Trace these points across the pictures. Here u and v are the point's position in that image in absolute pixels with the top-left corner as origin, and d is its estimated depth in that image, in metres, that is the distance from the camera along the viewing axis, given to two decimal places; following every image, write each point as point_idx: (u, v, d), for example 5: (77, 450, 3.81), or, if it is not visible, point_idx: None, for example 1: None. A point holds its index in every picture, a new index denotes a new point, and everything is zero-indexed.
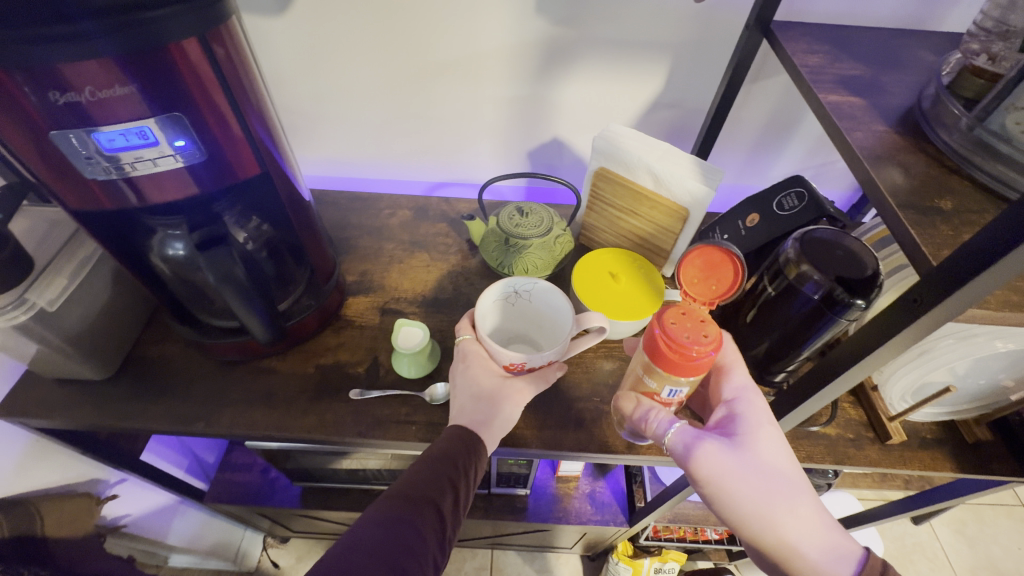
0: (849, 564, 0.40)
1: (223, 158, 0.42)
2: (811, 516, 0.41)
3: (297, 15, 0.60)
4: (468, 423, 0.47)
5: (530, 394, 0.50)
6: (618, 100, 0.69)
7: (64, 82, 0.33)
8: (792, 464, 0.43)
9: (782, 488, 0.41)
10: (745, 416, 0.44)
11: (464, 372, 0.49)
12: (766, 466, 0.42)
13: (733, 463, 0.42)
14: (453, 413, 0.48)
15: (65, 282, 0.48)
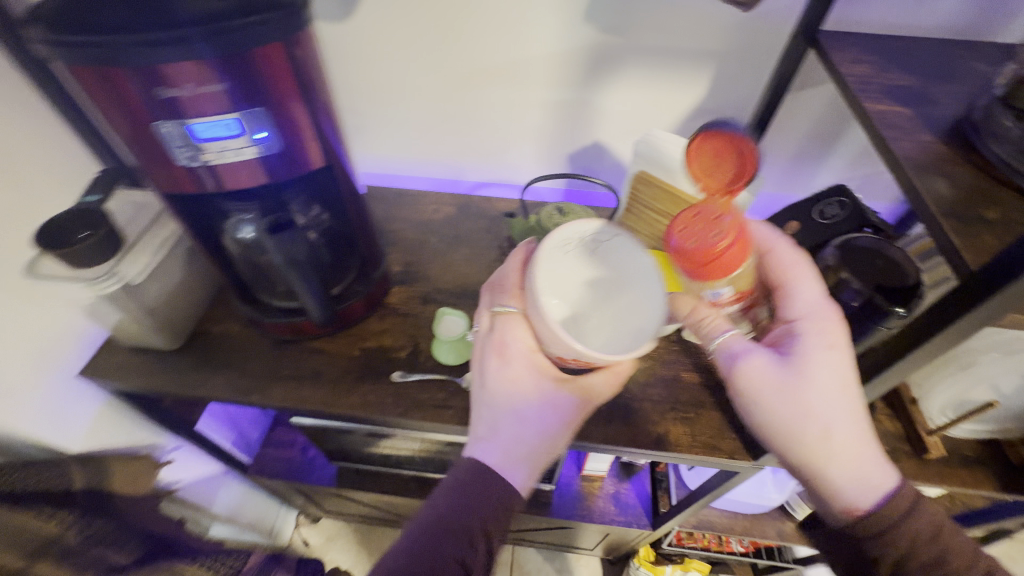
0: (870, 497, 0.42)
1: (295, 150, 0.46)
2: (854, 449, 0.42)
3: (359, 22, 0.65)
4: (503, 447, 0.46)
5: (596, 387, 0.47)
6: (660, 106, 0.70)
7: (169, 79, 0.37)
8: (849, 396, 0.42)
9: (826, 417, 0.42)
10: (803, 341, 0.44)
11: (503, 370, 0.47)
12: (814, 394, 0.42)
13: (778, 385, 0.43)
14: (488, 431, 0.47)
15: (149, 257, 0.54)
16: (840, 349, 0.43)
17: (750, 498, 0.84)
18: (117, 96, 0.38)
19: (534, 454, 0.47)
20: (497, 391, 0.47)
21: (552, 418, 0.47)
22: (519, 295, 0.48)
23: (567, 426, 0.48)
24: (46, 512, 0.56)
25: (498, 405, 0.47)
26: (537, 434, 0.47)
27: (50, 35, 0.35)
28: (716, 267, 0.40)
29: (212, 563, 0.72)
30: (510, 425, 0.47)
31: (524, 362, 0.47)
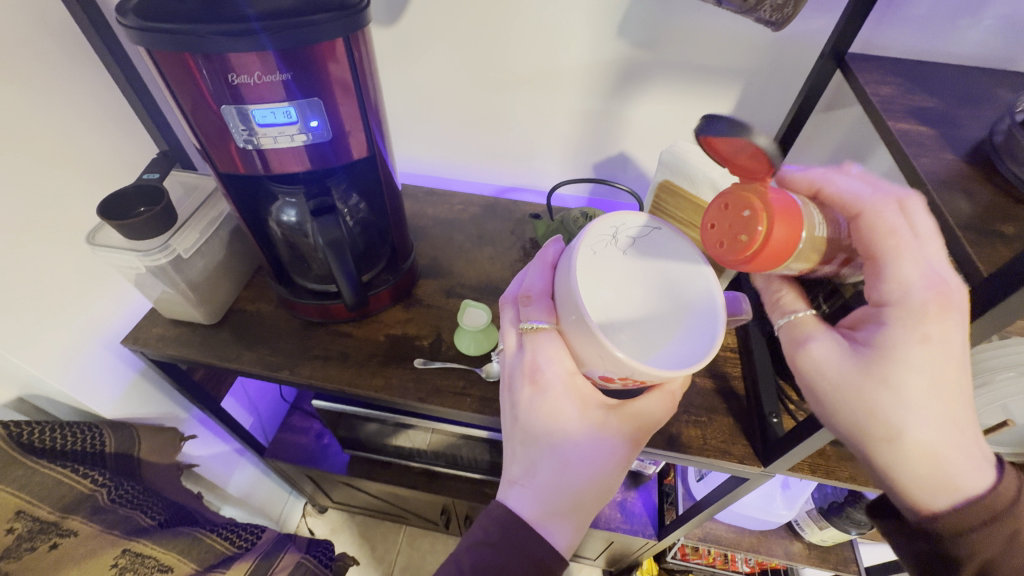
0: (962, 502, 0.35)
1: (343, 140, 0.49)
2: (942, 453, 0.35)
3: (404, 27, 0.69)
4: (546, 482, 0.43)
5: (648, 410, 0.42)
6: (687, 120, 0.72)
7: (238, 67, 0.41)
8: (942, 393, 0.34)
9: (910, 420, 0.35)
10: (889, 329, 0.35)
11: (540, 399, 0.42)
12: (898, 393, 0.35)
13: (849, 382, 0.36)
14: (527, 467, 0.44)
15: (197, 235, 0.58)
16: (942, 338, 0.33)
17: (758, 513, 0.84)
18: (189, 80, 0.42)
19: (578, 499, 0.43)
20: (535, 427, 0.43)
21: (598, 453, 0.43)
22: (548, 308, 0.40)
23: (615, 461, 0.44)
24: (79, 471, 0.59)
25: (536, 446, 0.43)
26: (581, 477, 0.43)
27: (137, 22, 0.39)
28: (779, 247, 0.33)
29: (227, 534, 0.70)
30: (551, 468, 0.43)
31: (563, 390, 0.41)
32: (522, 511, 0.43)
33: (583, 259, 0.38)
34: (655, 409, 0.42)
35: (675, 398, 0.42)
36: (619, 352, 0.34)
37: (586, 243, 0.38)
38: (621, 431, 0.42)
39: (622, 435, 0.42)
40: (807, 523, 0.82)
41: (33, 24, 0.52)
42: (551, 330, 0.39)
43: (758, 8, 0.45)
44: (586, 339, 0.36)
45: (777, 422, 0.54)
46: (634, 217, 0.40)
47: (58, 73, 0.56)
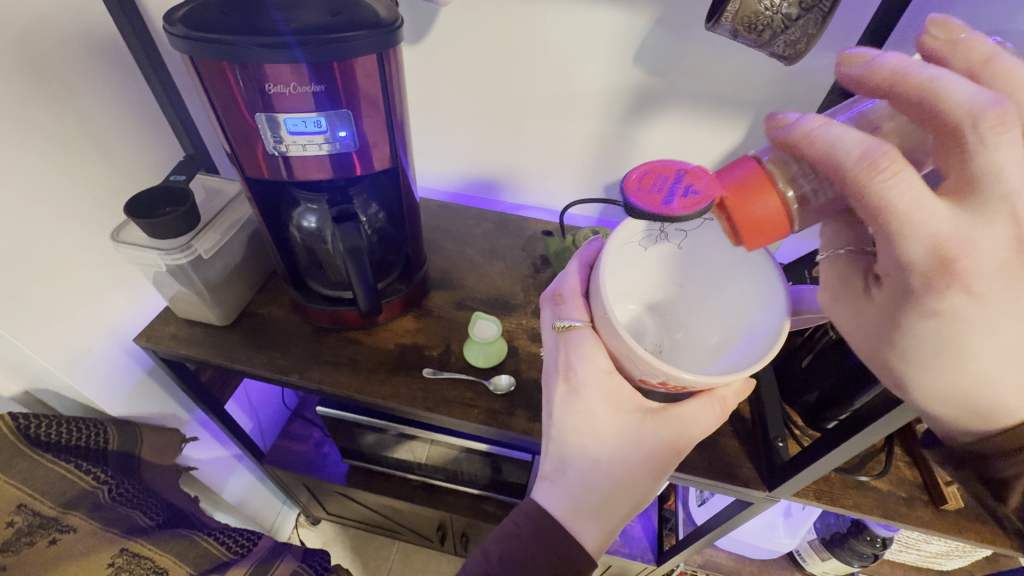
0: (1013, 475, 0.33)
1: (369, 152, 0.51)
2: (985, 421, 0.31)
3: (429, 46, 0.71)
4: (569, 496, 0.43)
5: (696, 412, 0.41)
6: (698, 146, 0.75)
7: (274, 77, 0.42)
8: (976, 353, 0.29)
9: (930, 377, 0.32)
10: (896, 303, 0.30)
11: (572, 402, 0.42)
12: (917, 356, 0.31)
13: (866, 340, 0.33)
14: (555, 479, 0.44)
15: (217, 237, 0.59)
16: (961, 309, 0.28)
17: (758, 541, 0.83)
18: (226, 88, 0.44)
19: (605, 502, 0.43)
20: (566, 423, 0.43)
21: (630, 450, 0.42)
22: (584, 304, 0.41)
23: (649, 467, 0.43)
24: (83, 467, 0.59)
25: (568, 447, 0.43)
26: (612, 475, 0.43)
27: (183, 31, 0.41)
28: (756, 215, 0.31)
29: (224, 540, 0.69)
30: (580, 472, 0.43)
31: (598, 392, 0.41)
32: (551, 507, 0.43)
33: (615, 253, 0.39)
34: (702, 416, 0.41)
35: (725, 407, 0.41)
36: (653, 359, 0.36)
37: (625, 232, 0.38)
38: (658, 434, 0.42)
39: (661, 436, 0.41)
40: (809, 554, 0.81)
41: (77, 30, 0.54)
42: (585, 329, 0.40)
43: (772, 43, 0.47)
44: (617, 341, 0.37)
45: (783, 446, 0.55)
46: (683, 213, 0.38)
47: (96, 76, 0.58)
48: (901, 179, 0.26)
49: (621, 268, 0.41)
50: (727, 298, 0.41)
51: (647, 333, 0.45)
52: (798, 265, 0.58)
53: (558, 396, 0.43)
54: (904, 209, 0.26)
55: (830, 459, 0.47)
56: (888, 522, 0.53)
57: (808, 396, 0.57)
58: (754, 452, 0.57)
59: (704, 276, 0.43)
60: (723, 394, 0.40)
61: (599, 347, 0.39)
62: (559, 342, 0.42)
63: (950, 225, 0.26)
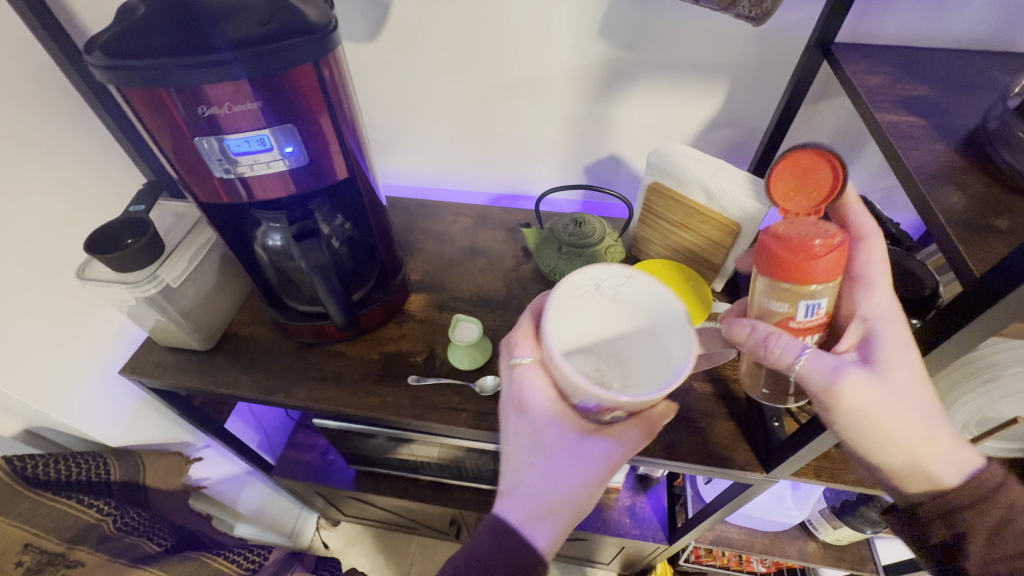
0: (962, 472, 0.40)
1: (321, 165, 0.49)
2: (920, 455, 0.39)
3: (385, 41, 0.69)
4: (526, 507, 0.42)
5: (631, 439, 0.40)
6: (674, 119, 0.72)
7: (206, 98, 0.41)
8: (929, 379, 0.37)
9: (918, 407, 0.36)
10: (893, 333, 0.38)
11: (521, 422, 0.41)
12: (911, 385, 0.36)
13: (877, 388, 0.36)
14: (508, 491, 0.43)
15: (185, 264, 0.57)
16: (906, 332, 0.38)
17: (768, 515, 0.82)
18: (162, 113, 0.42)
19: (561, 514, 0.42)
20: (516, 446, 0.42)
21: (573, 472, 0.41)
22: (533, 339, 0.41)
23: (594, 486, 0.42)
24: (85, 501, 0.60)
25: (521, 460, 0.42)
26: (561, 490, 0.41)
27: (105, 60, 0.39)
28: (806, 269, 0.35)
29: (235, 558, 0.70)
30: (531, 486, 0.42)
31: (546, 414, 0.40)
32: (511, 518, 0.42)
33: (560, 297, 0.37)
34: (630, 438, 0.40)
35: (652, 428, 0.40)
36: (588, 385, 0.34)
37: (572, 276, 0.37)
38: (596, 456, 0.40)
39: (607, 458, 0.40)
40: (820, 524, 0.80)
41: (20, 65, 0.52)
42: (534, 362, 0.40)
43: (736, 5, 0.44)
44: (556, 369, 0.36)
45: (778, 425, 0.54)
46: (607, 268, 0.37)
47: (48, 109, 0.56)
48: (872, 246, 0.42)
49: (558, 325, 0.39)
50: (652, 347, 0.39)
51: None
52: None
53: (509, 417, 0.42)
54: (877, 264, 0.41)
55: (827, 438, 0.46)
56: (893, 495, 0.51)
57: None
58: (751, 434, 0.56)
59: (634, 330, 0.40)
60: (650, 416, 0.39)
61: (545, 384, 0.39)
62: (511, 377, 0.41)
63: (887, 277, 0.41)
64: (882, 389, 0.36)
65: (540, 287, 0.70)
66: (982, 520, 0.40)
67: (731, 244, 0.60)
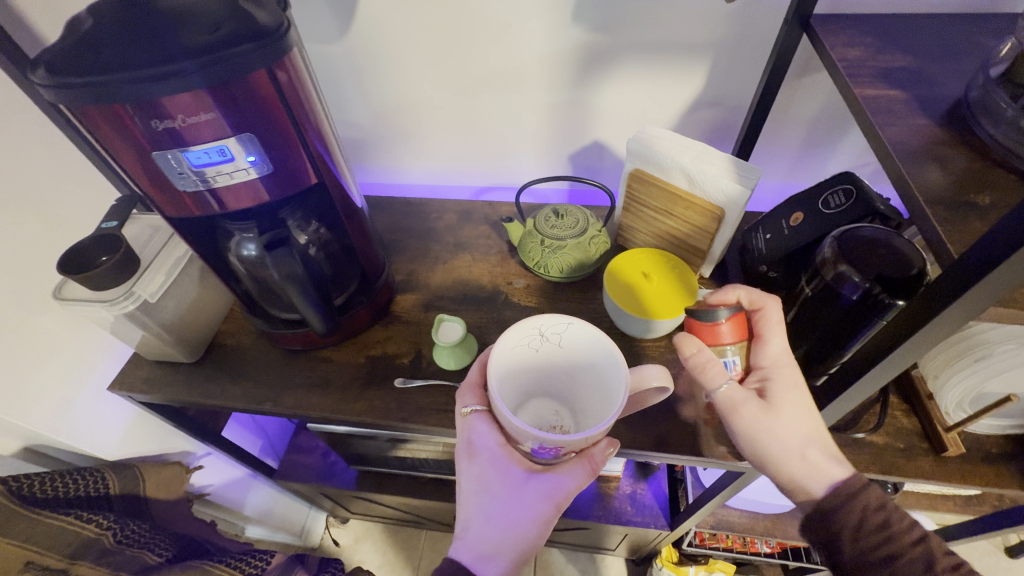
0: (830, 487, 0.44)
1: (287, 170, 0.48)
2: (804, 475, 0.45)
3: (355, 38, 0.67)
4: (475, 548, 0.44)
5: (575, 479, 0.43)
6: (656, 102, 0.70)
7: (159, 112, 0.40)
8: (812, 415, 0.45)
9: (800, 432, 0.44)
10: (785, 384, 0.46)
11: (471, 467, 0.44)
12: (791, 417, 0.45)
13: (764, 420, 0.45)
14: (461, 533, 0.45)
15: (162, 279, 0.57)
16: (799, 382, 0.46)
17: (769, 497, 0.82)
18: (117, 130, 0.41)
19: (511, 554, 0.44)
20: (465, 487, 0.45)
21: (519, 512, 0.43)
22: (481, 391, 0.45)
23: (540, 525, 0.44)
24: (83, 517, 0.60)
25: (470, 503, 0.45)
26: (509, 529, 0.44)
27: (52, 79, 0.38)
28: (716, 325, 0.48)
29: (236, 564, 0.70)
30: (482, 528, 0.44)
31: (492, 459, 0.43)
32: (462, 558, 0.44)
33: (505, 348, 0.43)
34: (574, 475, 0.43)
35: (594, 466, 0.43)
36: (528, 427, 0.39)
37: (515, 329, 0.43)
38: (539, 495, 0.43)
39: (552, 498, 0.43)
40: None
41: None
42: (481, 411, 0.44)
43: None
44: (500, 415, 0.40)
45: None
46: (549, 318, 0.43)
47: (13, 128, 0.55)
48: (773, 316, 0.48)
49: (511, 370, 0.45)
50: (598, 382, 0.45)
51: (546, 422, 0.48)
52: (777, 217, 0.62)
53: (459, 463, 0.45)
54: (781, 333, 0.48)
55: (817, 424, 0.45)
56: (887, 477, 0.50)
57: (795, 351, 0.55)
58: None
59: (581, 367, 0.46)
60: (593, 453, 0.43)
61: (493, 427, 0.43)
62: (462, 426, 0.45)
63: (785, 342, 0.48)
64: (770, 418, 0.45)
65: (526, 281, 0.69)
66: (857, 525, 0.43)
67: (715, 228, 0.59)
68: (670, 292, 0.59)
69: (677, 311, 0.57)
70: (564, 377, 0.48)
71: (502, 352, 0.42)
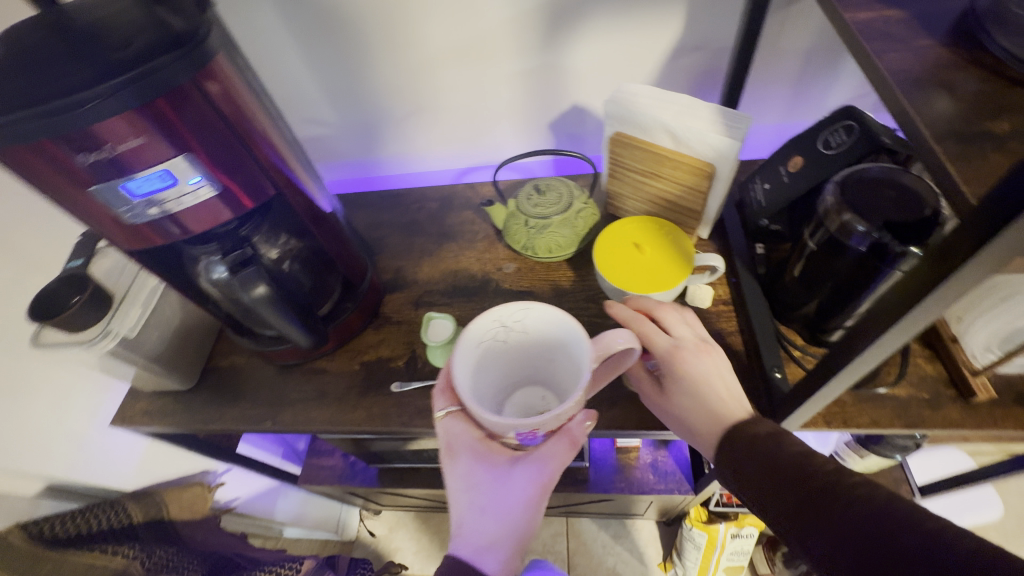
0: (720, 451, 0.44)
1: (238, 187, 0.45)
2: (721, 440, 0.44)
3: (301, 27, 0.62)
4: (470, 544, 0.41)
5: (557, 458, 0.41)
6: (632, 54, 0.65)
7: (83, 145, 0.37)
8: (701, 399, 0.46)
9: (688, 417, 0.46)
10: (671, 384, 0.47)
11: (454, 467, 0.42)
12: (679, 402, 0.47)
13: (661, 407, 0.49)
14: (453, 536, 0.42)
15: (139, 312, 0.55)
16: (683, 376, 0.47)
17: None
18: (45, 170, 0.38)
19: (512, 542, 0.41)
20: (452, 487, 0.43)
21: (509, 501, 0.41)
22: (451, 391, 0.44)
23: (531, 510, 0.41)
24: (107, 551, 0.61)
25: (456, 502, 0.43)
26: (500, 520, 0.41)
27: None
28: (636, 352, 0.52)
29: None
30: (473, 523, 0.41)
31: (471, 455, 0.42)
32: (460, 552, 0.41)
33: (467, 346, 0.40)
34: (558, 455, 0.41)
35: (574, 438, 0.41)
36: (498, 418, 0.37)
37: (474, 324, 0.40)
38: (528, 480, 0.41)
39: (537, 481, 0.41)
40: (848, 454, 0.77)
41: None
42: (454, 410, 0.43)
43: None
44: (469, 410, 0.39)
45: (781, 376, 0.50)
46: (505, 306, 0.40)
47: None
48: (650, 334, 0.49)
49: (481, 368, 0.42)
50: (569, 360, 0.42)
51: (533, 410, 0.46)
52: (774, 164, 0.57)
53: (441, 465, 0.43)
54: (662, 347, 0.48)
55: (831, 389, 0.42)
56: (912, 431, 0.48)
57: (805, 307, 0.52)
58: (756, 389, 0.53)
59: (553, 348, 0.43)
60: (570, 428, 0.41)
61: (468, 425, 0.42)
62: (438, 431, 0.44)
63: (666, 348, 0.48)
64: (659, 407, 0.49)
65: (516, 265, 0.66)
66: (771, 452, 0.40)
67: (706, 186, 0.55)
68: (665, 261, 0.56)
69: (672, 281, 0.54)
70: (542, 361, 0.45)
71: (466, 350, 0.40)
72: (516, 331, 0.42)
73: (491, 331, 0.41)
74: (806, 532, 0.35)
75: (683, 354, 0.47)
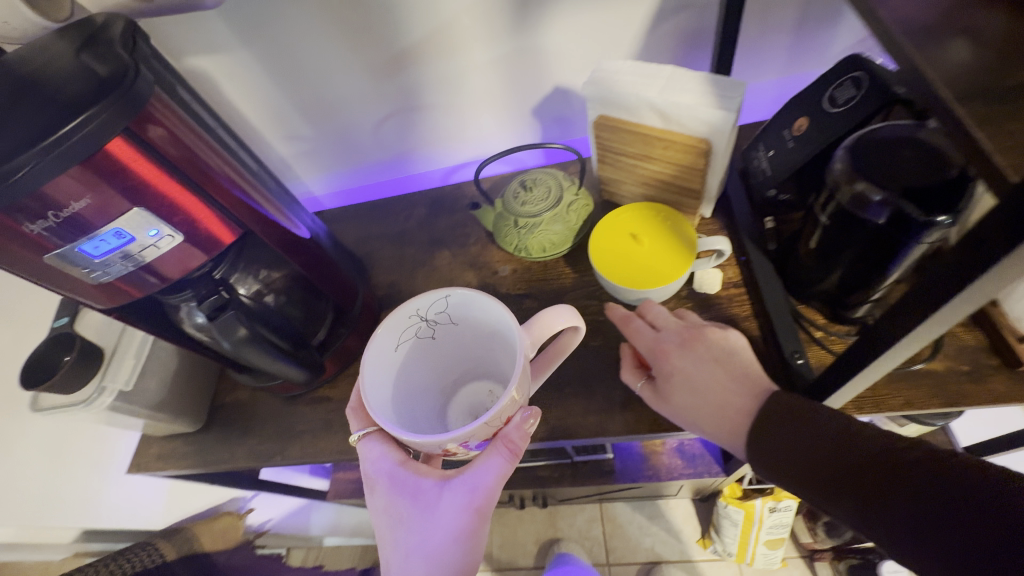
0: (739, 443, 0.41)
1: (201, 230, 0.43)
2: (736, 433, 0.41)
3: (256, 44, 0.59)
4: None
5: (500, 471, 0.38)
6: (610, 25, 0.60)
7: (23, 216, 0.34)
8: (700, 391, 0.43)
9: (692, 414, 0.43)
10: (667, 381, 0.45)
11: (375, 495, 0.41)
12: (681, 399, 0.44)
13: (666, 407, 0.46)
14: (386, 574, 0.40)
15: (133, 361, 0.54)
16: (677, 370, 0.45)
17: None
18: None
19: None
20: (380, 522, 0.41)
21: (435, 532, 0.38)
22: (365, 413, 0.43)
23: (463, 544, 0.38)
24: None
25: (386, 536, 0.41)
26: (428, 556, 0.38)
27: None
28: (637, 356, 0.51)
29: None
30: (399, 559, 0.39)
31: (390, 483, 0.40)
32: None
33: (382, 344, 0.39)
34: (494, 470, 0.38)
35: (513, 449, 0.38)
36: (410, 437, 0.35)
37: (386, 323, 0.39)
38: (454, 505, 0.38)
39: (465, 507, 0.38)
40: (887, 423, 0.73)
41: None
42: (373, 433, 0.41)
43: None
44: None
45: (803, 363, 0.47)
46: (424, 296, 0.40)
47: None
48: (638, 331, 0.48)
49: (409, 363, 0.42)
50: (504, 344, 0.41)
51: (480, 406, 0.44)
52: (777, 127, 0.52)
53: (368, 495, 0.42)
54: (652, 342, 0.47)
55: (859, 379, 0.38)
56: (953, 408, 0.44)
57: (824, 283, 0.48)
58: (777, 375, 0.49)
59: (486, 335, 0.42)
60: (505, 434, 0.37)
61: (388, 447, 0.40)
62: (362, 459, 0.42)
63: (655, 343, 0.47)
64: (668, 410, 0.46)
65: (512, 267, 0.63)
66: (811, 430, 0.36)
67: (702, 164, 0.50)
68: (665, 249, 0.53)
69: (676, 272, 0.51)
70: (480, 351, 0.44)
71: (383, 347, 0.39)
72: (440, 320, 0.41)
73: (413, 325, 0.40)
74: (874, 515, 0.32)
75: (671, 346, 0.46)
